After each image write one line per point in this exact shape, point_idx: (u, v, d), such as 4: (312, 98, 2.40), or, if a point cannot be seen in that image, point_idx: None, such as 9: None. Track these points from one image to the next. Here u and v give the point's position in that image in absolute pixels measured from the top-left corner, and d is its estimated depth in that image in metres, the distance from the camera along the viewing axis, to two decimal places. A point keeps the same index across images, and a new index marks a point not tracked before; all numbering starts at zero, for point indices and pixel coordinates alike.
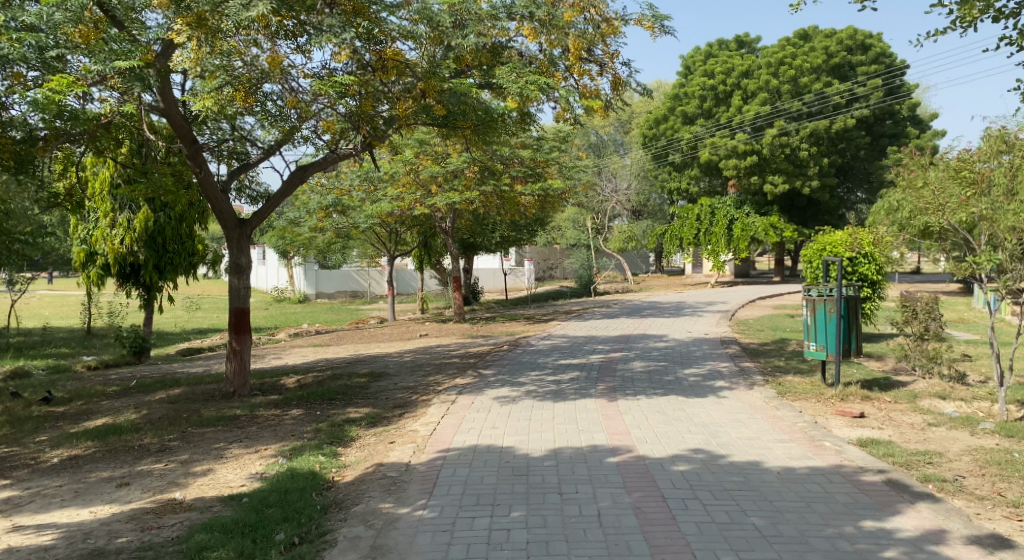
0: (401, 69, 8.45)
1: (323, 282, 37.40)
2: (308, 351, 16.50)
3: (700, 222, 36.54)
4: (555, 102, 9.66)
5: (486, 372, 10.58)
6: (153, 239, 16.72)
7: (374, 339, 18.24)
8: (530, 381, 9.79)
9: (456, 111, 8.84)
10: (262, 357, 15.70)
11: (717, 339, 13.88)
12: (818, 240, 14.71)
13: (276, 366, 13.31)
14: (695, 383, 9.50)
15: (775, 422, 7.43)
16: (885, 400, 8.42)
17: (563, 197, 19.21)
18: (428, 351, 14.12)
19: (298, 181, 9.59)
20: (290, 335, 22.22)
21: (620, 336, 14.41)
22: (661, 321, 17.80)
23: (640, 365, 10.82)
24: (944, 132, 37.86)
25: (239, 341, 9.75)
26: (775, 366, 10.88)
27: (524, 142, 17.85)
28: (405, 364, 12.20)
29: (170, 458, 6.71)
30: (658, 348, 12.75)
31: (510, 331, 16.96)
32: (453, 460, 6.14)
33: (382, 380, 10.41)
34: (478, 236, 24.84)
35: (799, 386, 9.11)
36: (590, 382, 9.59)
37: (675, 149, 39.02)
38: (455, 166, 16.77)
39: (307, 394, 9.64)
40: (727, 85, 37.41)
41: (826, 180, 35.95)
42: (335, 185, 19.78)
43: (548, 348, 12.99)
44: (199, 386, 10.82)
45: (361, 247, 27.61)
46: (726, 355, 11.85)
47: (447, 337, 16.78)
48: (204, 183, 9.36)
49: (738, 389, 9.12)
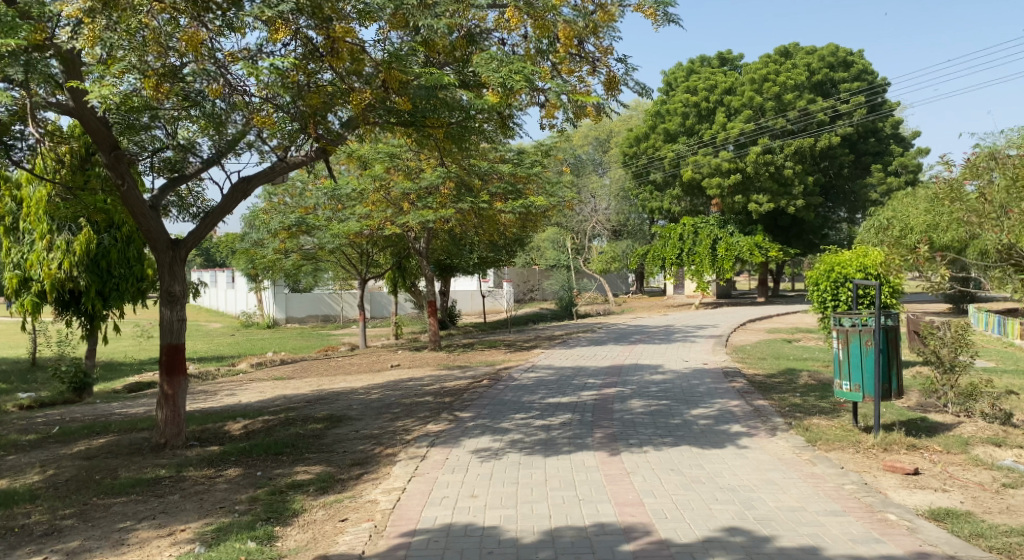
0: (355, 53, 7.11)
1: (293, 306, 35.75)
2: (267, 386, 14.94)
3: (683, 242, 35.44)
4: (540, 103, 8.42)
5: (463, 415, 9.15)
6: (96, 263, 15.00)
7: (341, 370, 16.71)
8: (514, 427, 8.37)
9: (424, 107, 7.59)
10: (215, 393, 14.12)
11: (718, 370, 12.58)
12: (824, 260, 13.46)
13: (224, 407, 11.74)
14: (707, 430, 8.14)
15: (818, 483, 6.08)
16: (936, 450, 7.11)
17: (547, 214, 17.96)
18: (398, 385, 12.65)
19: (240, 195, 8.18)
20: (251, 365, 20.59)
21: (612, 367, 13.05)
22: (653, 348, 16.52)
23: (640, 405, 9.46)
24: (928, 149, 37.47)
25: (172, 384, 8.28)
26: (793, 405, 9.56)
27: (503, 157, 16.65)
28: (372, 404, 10.73)
29: (55, 547, 5.21)
30: (656, 381, 11.39)
31: (490, 361, 15.57)
32: (420, 551, 4.72)
33: (342, 426, 8.93)
34: (455, 258, 23.51)
35: (830, 432, 7.79)
36: (585, 429, 8.20)
37: (656, 167, 38.12)
38: (429, 182, 15.40)
39: (249, 446, 8.13)
40: (709, 102, 36.45)
41: (811, 199, 35.11)
42: (300, 203, 18.35)
43: (533, 383, 11.59)
44: (129, 434, 9.26)
45: (331, 269, 26.08)
46: (735, 392, 10.53)
47: (421, 368, 15.32)
48: (125, 199, 7.92)
49: (759, 437, 7.77)
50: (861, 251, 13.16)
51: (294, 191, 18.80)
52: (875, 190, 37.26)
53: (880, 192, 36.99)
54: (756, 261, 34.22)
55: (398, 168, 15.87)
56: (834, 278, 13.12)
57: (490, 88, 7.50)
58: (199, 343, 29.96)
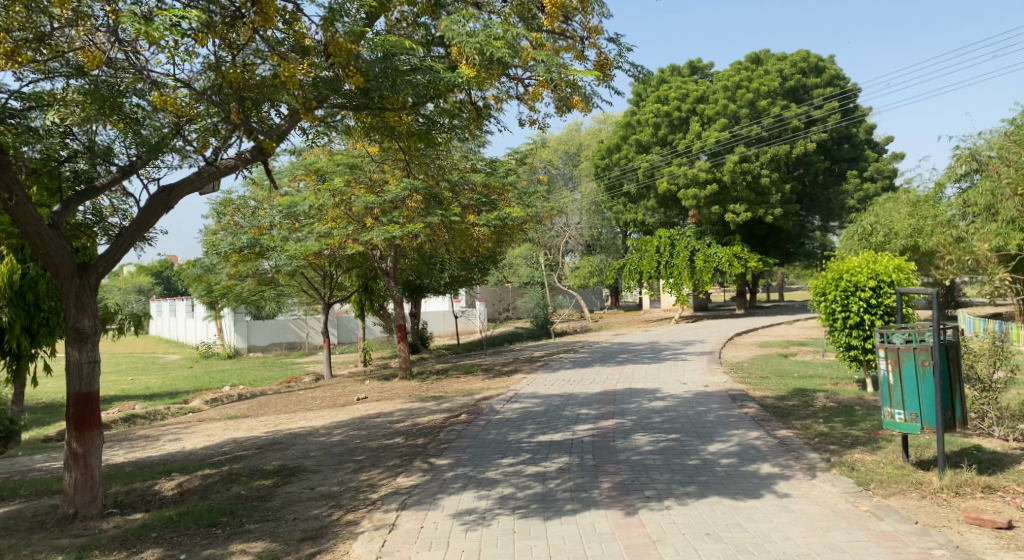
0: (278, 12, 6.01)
1: (255, 334, 33.92)
2: (218, 427, 13.34)
3: (660, 254, 34.40)
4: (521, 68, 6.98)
5: (440, 462, 7.74)
6: (22, 296, 13.24)
7: (303, 405, 15.16)
8: (502, 478, 6.98)
9: (381, 82, 6.36)
10: (157, 438, 12.49)
11: (723, 394, 11.27)
12: (830, 267, 12.30)
13: (162, 458, 10.16)
14: (733, 474, 6.80)
15: (898, 550, 4.77)
16: (1017, 490, 5.87)
17: (525, 227, 16.69)
18: (365, 424, 11.18)
19: (159, 208, 6.72)
20: (206, 401, 18.94)
21: (604, 394, 11.70)
22: (643, 369, 15.23)
23: (646, 442, 8.13)
24: (902, 154, 37.05)
25: (82, 441, 6.75)
26: (821, 435, 8.25)
27: (476, 167, 15.43)
28: (333, 450, 9.25)
29: None
30: (657, 410, 10.05)
31: (467, 389, 14.14)
32: None
33: (294, 483, 7.46)
34: (427, 277, 22.17)
35: (881, 472, 6.50)
36: (587, 477, 6.82)
37: (630, 179, 37.19)
38: (395, 195, 14.07)
39: (177, 513, 6.62)
40: (681, 111, 35.41)
41: (788, 208, 34.24)
42: (254, 223, 16.95)
43: (518, 416, 10.18)
44: (36, 501, 7.66)
45: (292, 293, 24.52)
46: (751, 420, 9.23)
47: (391, 400, 13.85)
48: (15, 215, 6.50)
49: (798, 482, 6.46)
50: (870, 256, 12.00)
51: (247, 210, 17.33)
52: (851, 196, 36.66)
53: (857, 199, 36.44)
54: (735, 272, 33.28)
55: (360, 180, 14.58)
56: (842, 286, 11.96)
57: (462, 56, 6.39)
58: (153, 377, 28.07)
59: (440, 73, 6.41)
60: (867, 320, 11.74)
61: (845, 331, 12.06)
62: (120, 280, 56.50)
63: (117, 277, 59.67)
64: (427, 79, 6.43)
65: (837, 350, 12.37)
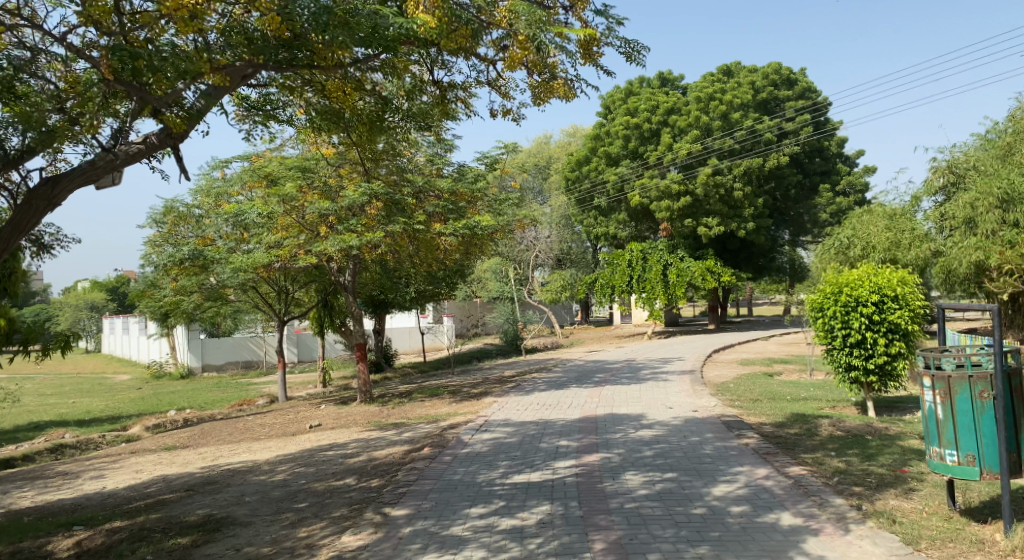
0: None
1: (210, 353, 32.16)
2: (150, 460, 11.89)
3: (633, 268, 33.41)
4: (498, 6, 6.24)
5: (395, 514, 6.48)
6: None
7: (249, 433, 13.74)
8: (469, 536, 5.74)
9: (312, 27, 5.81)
10: (78, 476, 10.99)
11: (715, 421, 10.15)
12: (827, 281, 11.32)
13: (74, 506, 8.72)
14: (750, 528, 5.62)
15: None
16: None
17: (496, 238, 15.48)
18: (314, 461, 9.83)
19: (41, 205, 5.30)
20: (146, 428, 17.36)
21: (583, 422, 10.52)
22: (622, 390, 14.10)
23: (638, 485, 6.94)
24: (874, 168, 36.67)
25: None
26: (840, 473, 7.12)
27: (443, 173, 14.24)
28: (273, 495, 7.93)
29: None
30: (646, 443, 8.89)
31: (431, 415, 12.86)
32: None
33: (217, 543, 6.13)
34: (391, 292, 20.90)
35: (931, 524, 5.37)
36: (574, 534, 5.59)
37: (600, 192, 36.31)
38: (351, 201, 12.90)
39: None
40: (652, 123, 34.49)
41: (761, 221, 33.56)
42: (198, 233, 15.58)
43: (488, 451, 8.94)
44: None
45: (246, 308, 23.06)
46: (754, 455, 8.09)
47: (346, 429, 12.51)
48: None
49: (831, 540, 5.30)
50: (871, 269, 11.02)
51: (191, 220, 16.01)
52: (823, 211, 36.23)
53: (829, 213, 36.02)
54: (709, 287, 32.46)
55: (312, 184, 13.38)
56: (841, 301, 10.96)
57: (420, 4, 6.01)
58: (97, 398, 26.34)
59: (389, 20, 6.02)
60: (870, 338, 10.73)
61: (845, 350, 11.03)
62: (71, 295, 54.06)
63: (69, 293, 57.24)
64: (376, 27, 6.05)
65: (836, 371, 11.32)
